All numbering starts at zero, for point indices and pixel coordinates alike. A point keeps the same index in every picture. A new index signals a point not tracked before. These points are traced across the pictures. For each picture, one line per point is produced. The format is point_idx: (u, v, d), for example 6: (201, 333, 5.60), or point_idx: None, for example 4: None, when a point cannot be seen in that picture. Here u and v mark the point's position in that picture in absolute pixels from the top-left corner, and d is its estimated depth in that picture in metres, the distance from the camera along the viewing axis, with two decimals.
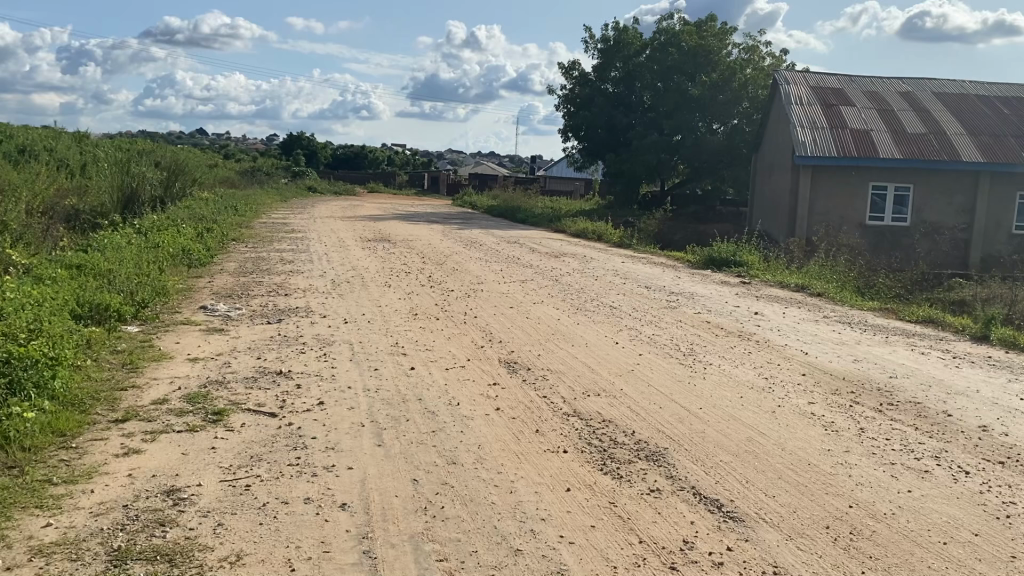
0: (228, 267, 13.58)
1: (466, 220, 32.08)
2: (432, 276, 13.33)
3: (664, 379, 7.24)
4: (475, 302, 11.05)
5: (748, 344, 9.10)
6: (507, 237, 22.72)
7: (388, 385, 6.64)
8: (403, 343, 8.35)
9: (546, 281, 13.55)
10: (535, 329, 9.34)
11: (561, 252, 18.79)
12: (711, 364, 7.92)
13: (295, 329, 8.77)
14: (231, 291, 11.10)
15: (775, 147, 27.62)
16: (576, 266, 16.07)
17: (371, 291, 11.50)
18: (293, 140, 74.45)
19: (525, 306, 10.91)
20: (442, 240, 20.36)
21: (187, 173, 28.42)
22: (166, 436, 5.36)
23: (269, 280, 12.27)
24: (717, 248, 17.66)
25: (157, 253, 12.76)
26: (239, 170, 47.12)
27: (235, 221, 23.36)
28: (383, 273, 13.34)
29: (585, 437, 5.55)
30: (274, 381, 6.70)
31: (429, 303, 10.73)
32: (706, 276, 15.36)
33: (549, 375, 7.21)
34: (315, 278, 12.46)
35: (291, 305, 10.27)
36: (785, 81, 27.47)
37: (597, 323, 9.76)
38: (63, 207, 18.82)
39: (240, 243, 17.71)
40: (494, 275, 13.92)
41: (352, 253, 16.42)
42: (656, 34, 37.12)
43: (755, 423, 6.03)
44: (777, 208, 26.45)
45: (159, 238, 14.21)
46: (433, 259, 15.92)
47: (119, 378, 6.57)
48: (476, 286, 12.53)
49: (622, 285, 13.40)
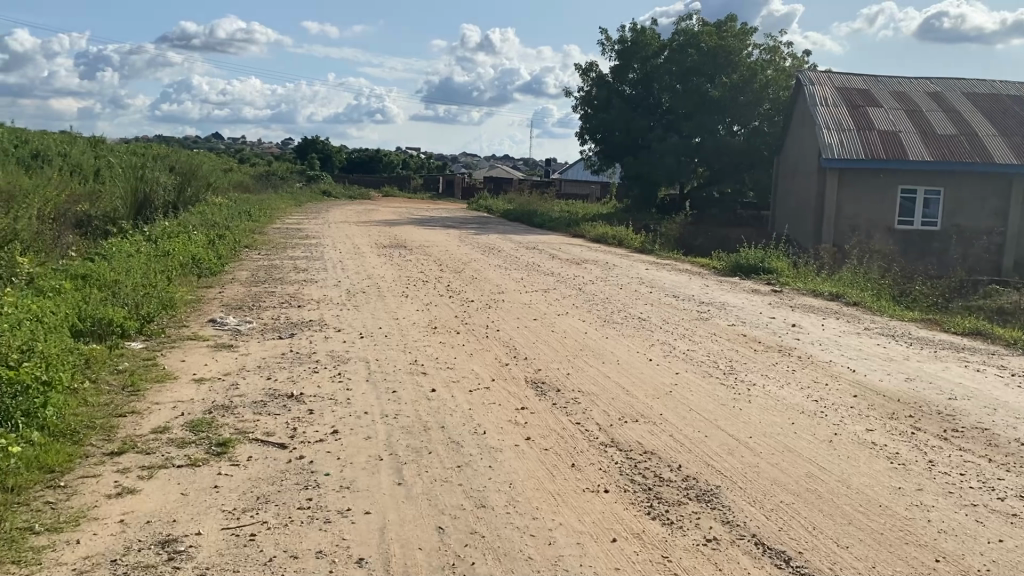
0: (240, 276, 13.15)
1: (483, 224, 31.59)
2: (450, 285, 12.83)
3: (706, 402, 6.68)
4: (496, 314, 10.50)
5: (790, 361, 8.53)
6: (526, 242, 22.19)
7: (408, 410, 6.11)
8: (422, 360, 7.81)
9: (569, 290, 13.01)
10: (562, 344, 8.79)
11: (582, 258, 18.24)
12: (754, 384, 7.34)
13: (308, 345, 8.26)
14: (242, 303, 10.63)
15: (800, 150, 26.96)
16: (599, 273, 15.51)
17: (388, 302, 11.00)
18: (307, 144, 74.31)
19: (550, 318, 10.35)
20: (459, 246, 19.86)
21: (201, 178, 28.08)
22: (165, 472, 4.85)
23: (282, 290, 11.79)
24: (744, 254, 17.06)
25: (166, 262, 12.34)
26: (254, 175, 46.87)
27: (249, 226, 22.98)
28: (400, 282, 12.85)
29: (627, 473, 5.02)
30: (284, 406, 6.17)
31: (448, 316, 10.19)
32: (735, 284, 14.79)
33: (581, 398, 6.65)
34: (329, 288, 11.99)
35: (304, 317, 9.78)
36: (809, 82, 26.83)
37: (628, 337, 9.20)
38: (74, 213, 18.51)
39: (253, 250, 17.26)
40: (515, 283, 13.39)
41: (367, 260, 15.95)
42: (675, 35, 36.53)
43: (812, 455, 5.47)
44: (802, 211, 25.79)
45: (169, 245, 13.79)
46: (451, 266, 15.42)
47: (118, 403, 6.07)
48: (497, 296, 12.00)
49: (648, 294, 12.85)
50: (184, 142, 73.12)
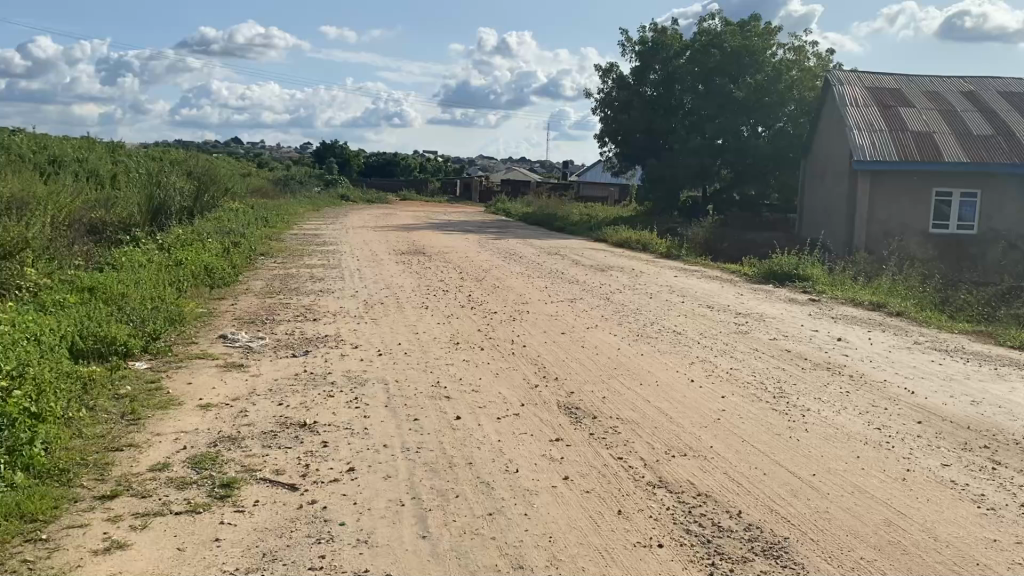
0: (254, 286, 12.65)
1: (503, 228, 31.04)
2: (472, 295, 12.28)
3: (758, 432, 6.07)
4: (522, 327, 9.90)
5: (842, 381, 7.89)
6: (549, 248, 21.59)
7: (431, 442, 5.53)
8: (444, 380, 7.23)
9: (596, 299, 12.40)
10: (594, 362, 8.18)
11: (607, 264, 17.64)
12: (808, 410, 6.71)
13: (323, 365, 7.70)
14: (255, 316, 10.12)
15: (829, 151, 26.22)
16: (626, 281, 14.90)
17: (407, 314, 10.43)
18: (326, 149, 74.30)
19: (579, 331, 9.75)
20: (480, 253, 19.29)
21: (218, 183, 27.76)
22: (161, 520, 4.30)
23: (297, 302, 11.27)
24: (777, 261, 16.38)
25: (177, 272, 11.87)
26: (273, 179, 46.64)
27: (266, 233, 22.55)
28: (419, 292, 12.29)
29: (681, 522, 4.45)
30: (295, 438, 5.61)
31: (471, 329, 9.60)
32: (770, 292, 14.15)
33: (621, 427, 6.06)
34: (346, 299, 11.46)
35: (319, 332, 9.23)
36: (838, 82, 26.10)
37: (664, 355, 8.59)
38: (89, 220, 18.15)
39: (269, 258, 16.81)
40: (540, 292, 12.82)
41: (386, 267, 15.43)
42: (697, 35, 35.84)
43: (887, 497, 4.86)
44: (833, 215, 25.06)
45: (182, 254, 13.33)
46: (472, 274, 14.86)
47: (115, 436, 5.54)
48: (522, 306, 11.43)
49: (681, 304, 12.23)
50: (202, 147, 73.12)
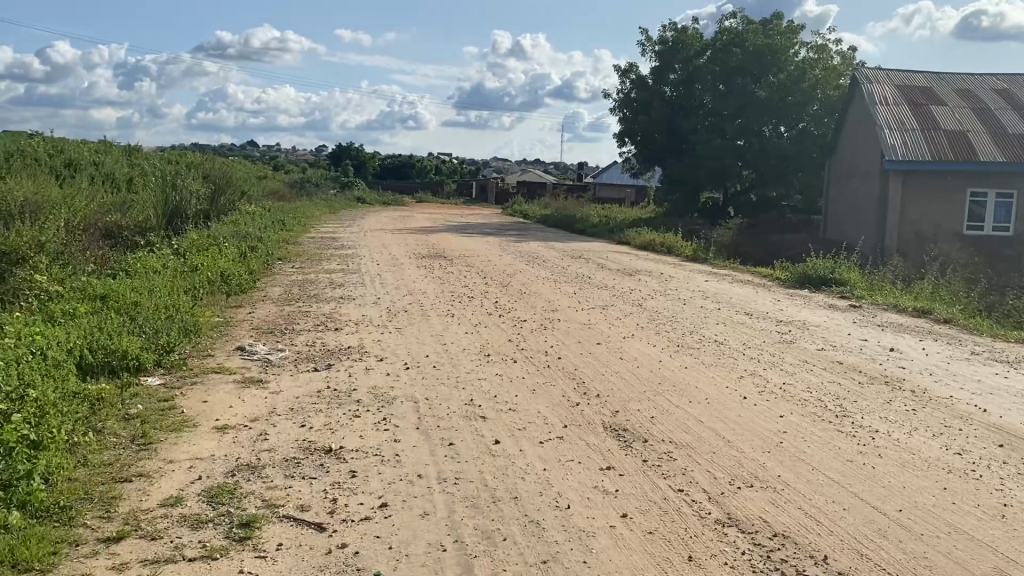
0: (272, 292, 12.18)
1: (523, 231, 30.54)
2: (499, 301, 11.76)
3: (828, 458, 5.52)
4: (555, 337, 9.36)
5: (905, 397, 7.29)
6: (572, 251, 21.03)
7: (470, 472, 5.01)
8: (477, 398, 6.69)
9: (629, 306, 11.84)
10: (636, 376, 7.63)
11: (635, 268, 17.07)
12: (877, 432, 6.12)
13: (347, 380, 7.18)
14: (274, 326, 9.63)
15: (857, 152, 25.56)
16: (657, 285, 14.33)
17: (433, 323, 9.91)
18: (342, 151, 74.20)
19: (615, 341, 9.19)
20: (502, 257, 18.76)
21: (235, 186, 27.40)
22: (173, 569, 3.79)
23: (318, 310, 10.79)
24: (813, 265, 15.75)
25: (193, 278, 11.41)
26: (290, 183, 46.37)
27: (283, 236, 22.11)
28: (443, 299, 11.76)
29: (761, 570, 3.92)
30: (321, 467, 5.10)
31: (501, 340, 9.07)
32: (808, 298, 13.55)
33: (676, 454, 5.53)
34: (368, 306, 10.95)
35: (341, 343, 8.72)
36: (867, 81, 25.42)
37: (710, 368, 8.02)
38: (104, 223, 17.78)
39: (287, 262, 16.36)
40: (569, 299, 12.28)
41: (407, 272, 14.95)
42: (718, 34, 35.09)
43: (989, 539, 4.30)
44: (862, 217, 24.38)
45: (198, 260, 12.89)
46: (496, 279, 14.33)
47: (124, 465, 5.04)
48: (552, 314, 10.89)
49: (718, 311, 11.66)
50: (217, 149, 72.98)
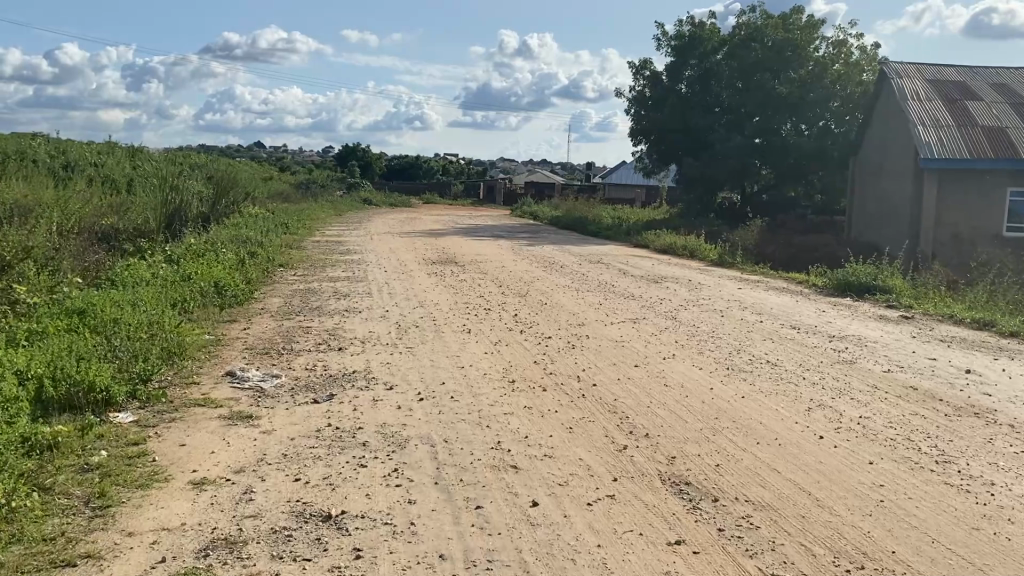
0: (272, 305, 11.16)
1: (536, 233, 29.53)
2: (518, 313, 10.73)
3: (949, 523, 4.45)
4: (586, 358, 8.27)
5: (1005, 433, 6.21)
6: (590, 256, 19.94)
7: (506, 551, 3.97)
8: (505, 440, 5.62)
9: (662, 319, 10.76)
10: (687, 409, 6.56)
11: (659, 274, 16.00)
12: (993, 484, 5.04)
13: (350, 417, 6.11)
14: (271, 344, 8.61)
15: (886, 150, 24.47)
16: (687, 294, 13.28)
17: (448, 341, 8.86)
18: (348, 151, 73.39)
19: (654, 363, 8.10)
20: (517, 262, 17.67)
21: (238, 187, 26.46)
22: None
23: (320, 324, 9.76)
24: (854, 271, 14.65)
25: (184, 289, 10.43)
26: (295, 185, 45.53)
27: (287, 240, 21.09)
28: (457, 312, 10.69)
29: None
30: (318, 542, 4.05)
31: (526, 362, 7.98)
32: (854, 308, 12.48)
33: (759, 520, 4.48)
34: (375, 321, 9.88)
35: (345, 366, 7.68)
36: (896, 75, 24.33)
37: (771, 399, 6.95)
38: (101, 227, 16.79)
39: (289, 269, 15.35)
40: (596, 310, 11.24)
41: (417, 280, 13.93)
42: (736, 29, 34.05)
43: None
44: (893, 219, 23.28)
45: (192, 268, 11.89)
46: (513, 288, 13.28)
47: (69, 542, 4.01)
48: (578, 329, 9.84)
49: (761, 325, 10.59)
50: (221, 149, 72.05)
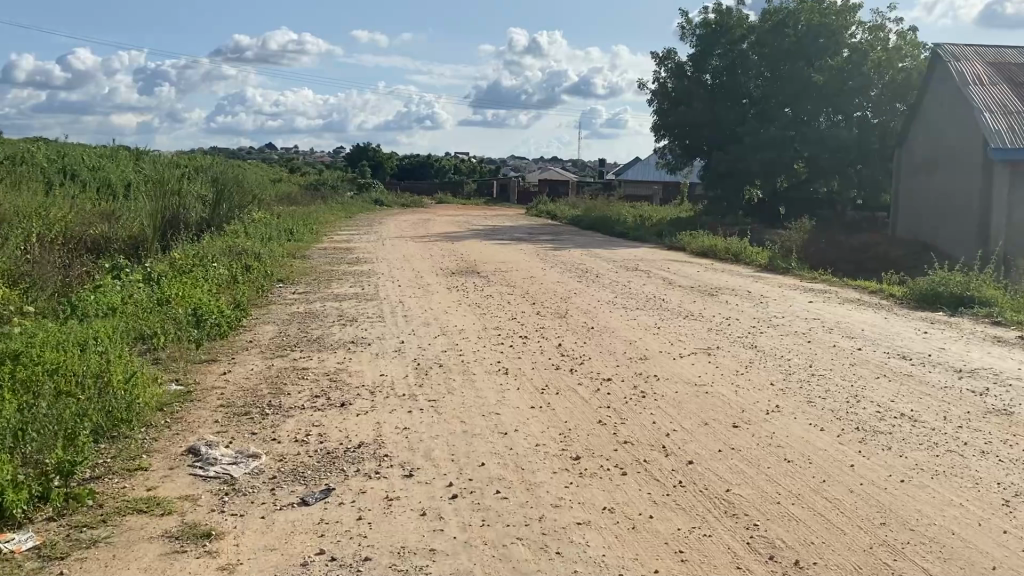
0: (263, 335, 9.21)
1: (559, 234, 27.60)
2: (563, 343, 8.77)
3: None
4: (667, 415, 6.29)
5: None
6: (626, 262, 17.87)
7: None
8: None
9: (739, 349, 8.79)
10: (836, 508, 4.60)
11: (712, 285, 14.04)
12: None
13: (353, 535, 4.17)
14: (253, 398, 6.65)
15: (941, 139, 22.44)
16: (753, 312, 11.32)
17: (481, 389, 6.88)
18: (359, 152, 71.46)
19: (758, 422, 6.12)
20: (548, 271, 15.64)
21: (241, 190, 24.60)
22: None
23: (319, 363, 7.82)
24: (942, 280, 12.60)
25: (155, 321, 8.52)
26: (304, 187, 43.67)
27: (290, 249, 19.17)
28: (488, 342, 8.72)
29: None
30: None
31: (588, 423, 6.01)
32: (956, 327, 10.51)
33: None
34: (388, 359, 7.93)
35: (349, 436, 5.70)
36: (953, 58, 22.28)
37: (942, 484, 4.97)
38: (88, 235, 14.96)
39: (288, 285, 13.42)
40: (654, 334, 9.29)
41: (436, 297, 12.00)
42: (764, 15, 31.96)
43: None
44: (954, 216, 21.21)
45: (171, 292, 9.99)
46: (549, 305, 11.34)
47: None
48: (640, 365, 7.86)
49: (862, 355, 8.65)
50: (228, 150, 70.29)
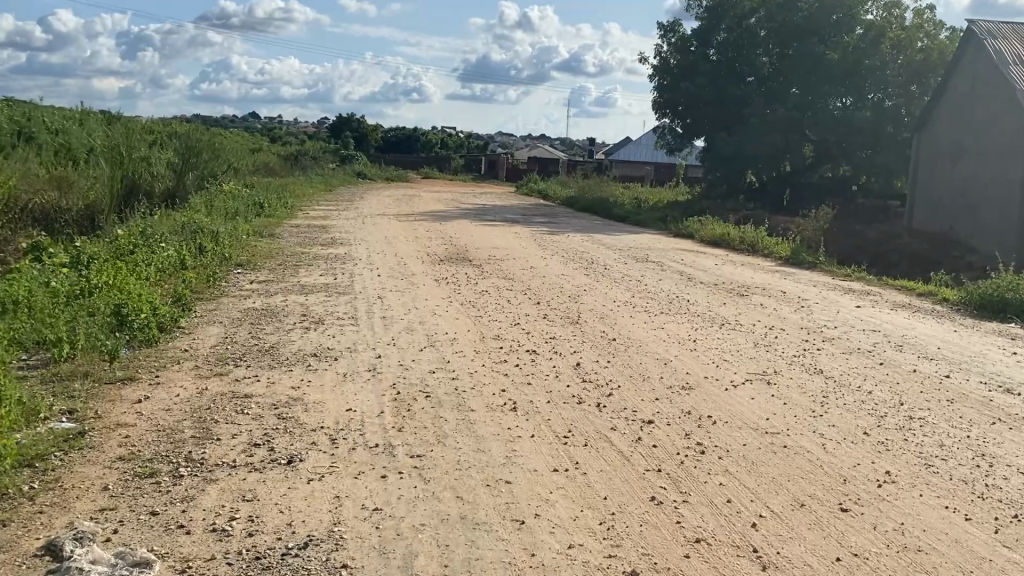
0: (203, 342, 7.31)
1: (554, 216, 25.70)
2: (581, 362, 6.93)
3: None
4: (744, 488, 4.49)
5: None
6: (633, 251, 16.05)
7: None
8: None
9: (802, 374, 7.00)
10: None
11: (738, 282, 12.25)
12: None
13: None
14: (162, 450, 4.74)
15: (970, 123, 20.69)
16: (799, 320, 9.54)
17: (481, 439, 5.01)
18: (343, 122, 68.79)
19: (875, 504, 4.35)
20: (548, 260, 13.80)
21: (212, 158, 22.44)
22: None
23: (266, 389, 5.92)
24: (1006, 286, 10.89)
25: (61, 325, 6.58)
26: (284, 158, 41.40)
27: (258, 227, 17.17)
28: (488, 360, 6.88)
29: None
30: None
31: (637, 503, 4.21)
32: None
33: None
34: (358, 384, 6.07)
35: (289, 526, 3.83)
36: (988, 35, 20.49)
37: None
38: (34, 204, 12.91)
39: (246, 271, 11.49)
40: (690, 351, 7.49)
41: (421, 292, 10.13)
42: None
43: None
44: (986, 207, 19.55)
45: (96, 282, 8.02)
46: (558, 307, 9.52)
47: None
48: (685, 399, 6.04)
49: (955, 386, 6.91)
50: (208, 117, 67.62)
